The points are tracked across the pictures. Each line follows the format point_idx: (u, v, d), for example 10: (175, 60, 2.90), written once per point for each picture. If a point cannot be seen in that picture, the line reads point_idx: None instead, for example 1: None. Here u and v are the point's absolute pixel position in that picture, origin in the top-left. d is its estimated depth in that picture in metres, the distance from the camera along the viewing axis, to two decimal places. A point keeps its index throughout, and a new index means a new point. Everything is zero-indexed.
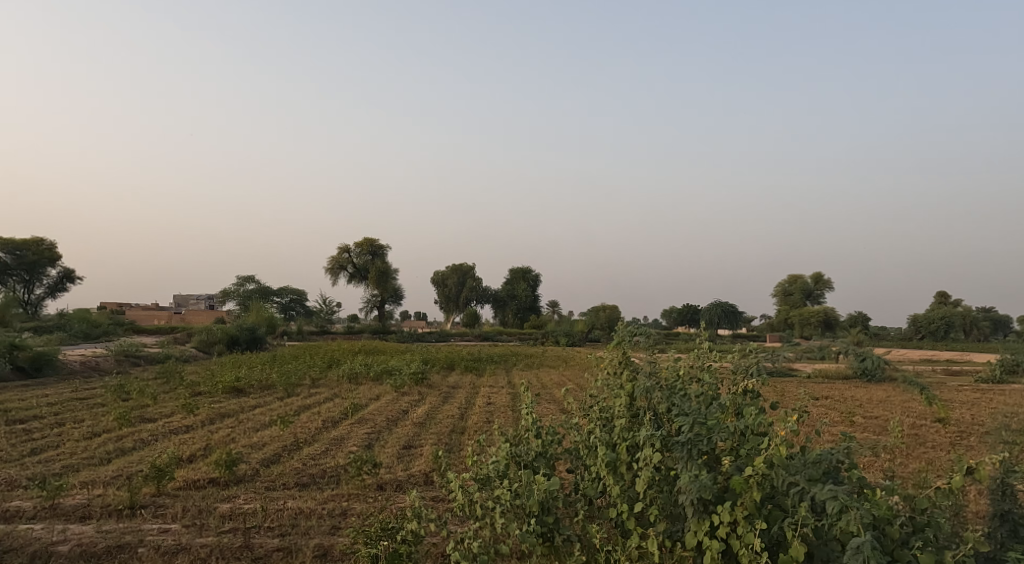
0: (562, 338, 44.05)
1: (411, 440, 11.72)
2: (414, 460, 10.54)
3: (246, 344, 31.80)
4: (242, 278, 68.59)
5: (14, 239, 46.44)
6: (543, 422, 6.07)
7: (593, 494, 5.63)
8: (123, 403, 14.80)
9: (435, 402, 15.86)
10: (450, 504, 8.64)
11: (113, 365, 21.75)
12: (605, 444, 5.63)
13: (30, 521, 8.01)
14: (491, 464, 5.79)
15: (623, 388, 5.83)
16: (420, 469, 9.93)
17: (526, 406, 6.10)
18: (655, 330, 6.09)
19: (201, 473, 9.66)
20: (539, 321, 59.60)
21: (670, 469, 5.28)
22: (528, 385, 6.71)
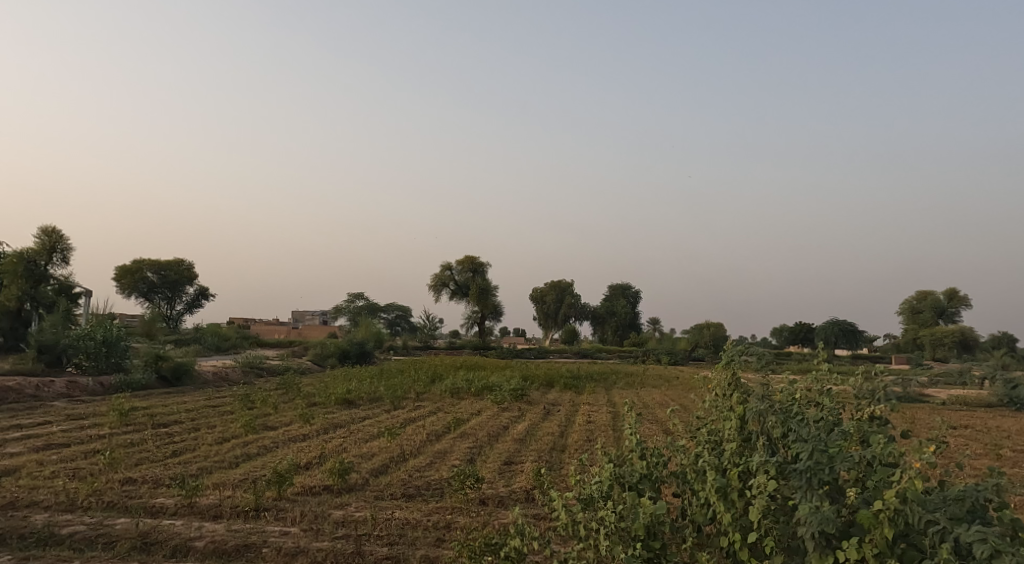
0: (664, 356, 43.12)
1: (513, 456, 11.82)
2: (515, 476, 10.60)
3: (356, 357, 33.03)
4: (352, 295, 71.34)
5: (160, 260, 50.67)
6: (648, 443, 6.00)
7: (702, 521, 5.49)
8: (248, 411, 15.73)
9: (535, 419, 15.92)
10: (551, 522, 8.64)
11: (240, 375, 23.17)
12: (714, 469, 5.48)
13: (171, 517, 8.64)
14: (594, 485, 5.75)
15: (733, 410, 5.67)
16: (521, 485, 9.98)
17: (629, 426, 6.04)
18: (767, 349, 5.84)
19: (317, 480, 10.11)
20: (641, 338, 58.61)
21: (787, 498, 5.09)
22: (631, 405, 6.58)
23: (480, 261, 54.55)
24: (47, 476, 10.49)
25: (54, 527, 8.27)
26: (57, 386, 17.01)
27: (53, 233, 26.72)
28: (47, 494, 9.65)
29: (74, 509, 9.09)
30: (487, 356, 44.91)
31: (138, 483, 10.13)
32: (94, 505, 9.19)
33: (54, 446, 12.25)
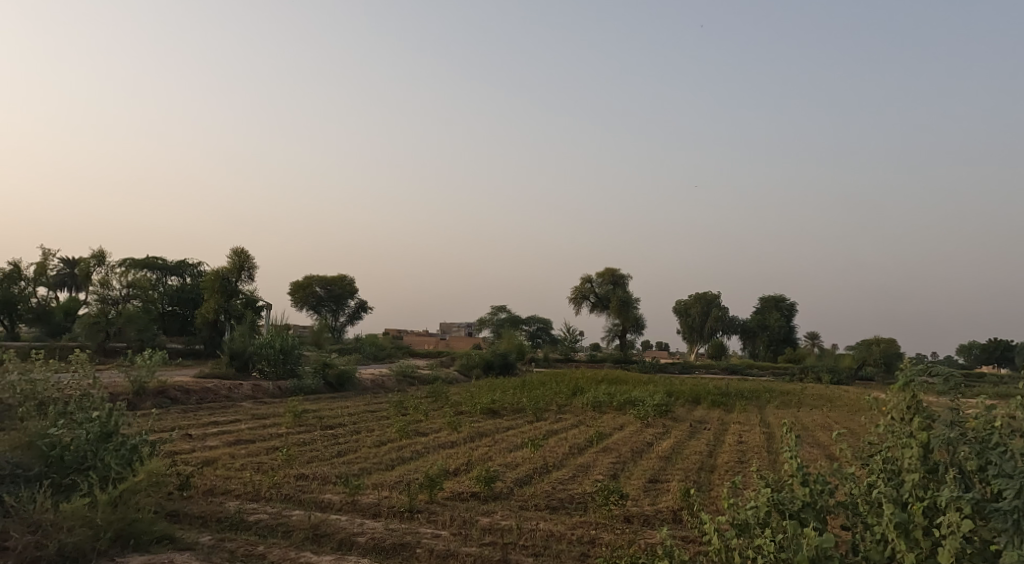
0: (826, 375, 40.72)
1: (658, 474, 11.65)
2: (660, 495, 10.45)
3: (500, 369, 33.74)
4: (496, 308, 72.95)
5: (325, 276, 54.69)
6: (811, 468, 5.72)
7: (878, 559, 5.14)
8: (402, 417, 16.56)
9: (681, 437, 15.58)
10: (701, 546, 8.39)
11: (394, 383, 24.37)
12: (893, 501, 5.18)
13: (337, 513, 9.30)
14: (749, 510, 5.56)
15: (915, 437, 5.25)
16: (667, 505, 9.81)
17: (788, 449, 5.78)
18: (955, 371, 5.35)
19: (464, 486, 10.47)
20: (797, 355, 55.50)
21: (986, 541, 4.75)
22: (789, 427, 6.31)
23: (621, 274, 54.16)
24: (236, 468, 11.62)
25: (242, 514, 9.17)
26: (243, 388, 18.79)
27: (241, 252, 29.54)
28: (236, 484, 10.72)
29: (258, 499, 10.02)
30: (631, 370, 44.32)
31: (309, 479, 10.97)
32: (274, 496, 10.07)
33: (241, 442, 13.54)
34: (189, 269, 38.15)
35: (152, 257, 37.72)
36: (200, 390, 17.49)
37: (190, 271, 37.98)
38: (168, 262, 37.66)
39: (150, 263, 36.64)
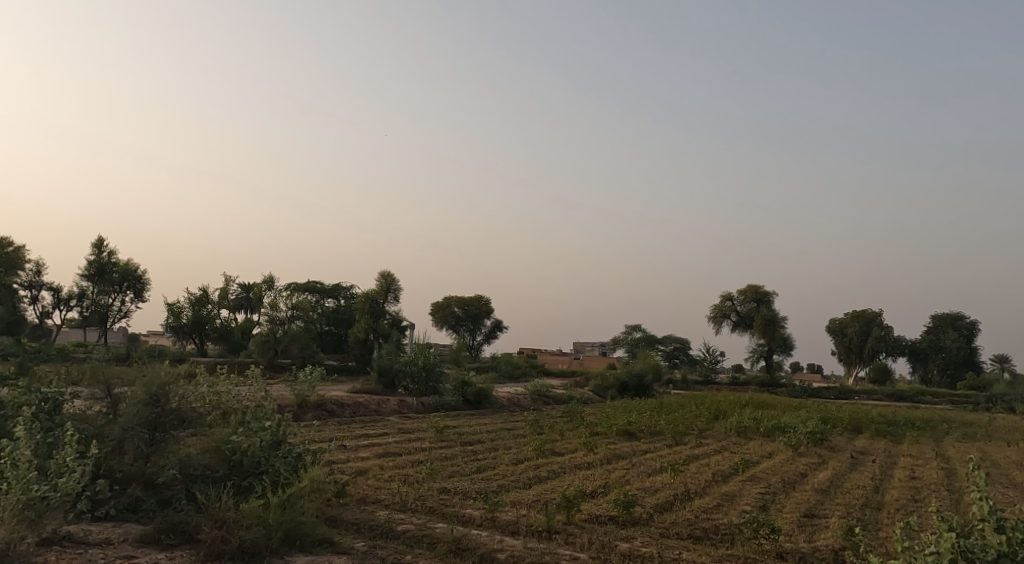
0: (1018, 405, 36.91)
1: (813, 509, 11.21)
2: (818, 531, 10.03)
3: (636, 390, 33.41)
4: (631, 327, 72.23)
5: (464, 296, 56.50)
6: (1008, 516, 5.30)
7: None
8: (538, 436, 16.89)
9: (839, 469, 14.80)
10: None
11: (530, 402, 24.79)
12: None
13: (478, 528, 9.69)
14: (929, 555, 5.18)
15: None
16: (827, 543, 9.37)
17: (979, 489, 5.41)
18: None
19: (602, 509, 10.53)
20: (981, 382, 50.80)
21: None
22: (979, 465, 5.89)
23: (765, 291, 52.05)
24: (385, 478, 12.39)
25: (391, 524, 9.79)
26: (391, 403, 19.89)
27: (388, 275, 31.79)
28: (385, 494, 11.45)
29: (405, 509, 10.65)
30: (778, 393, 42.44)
31: (451, 493, 11.50)
32: (420, 508, 10.67)
33: (390, 454, 14.39)
34: (343, 292, 40.74)
35: (311, 281, 40.69)
36: (353, 404, 18.73)
37: (344, 293, 40.56)
38: (325, 286, 40.51)
39: (309, 286, 39.59)
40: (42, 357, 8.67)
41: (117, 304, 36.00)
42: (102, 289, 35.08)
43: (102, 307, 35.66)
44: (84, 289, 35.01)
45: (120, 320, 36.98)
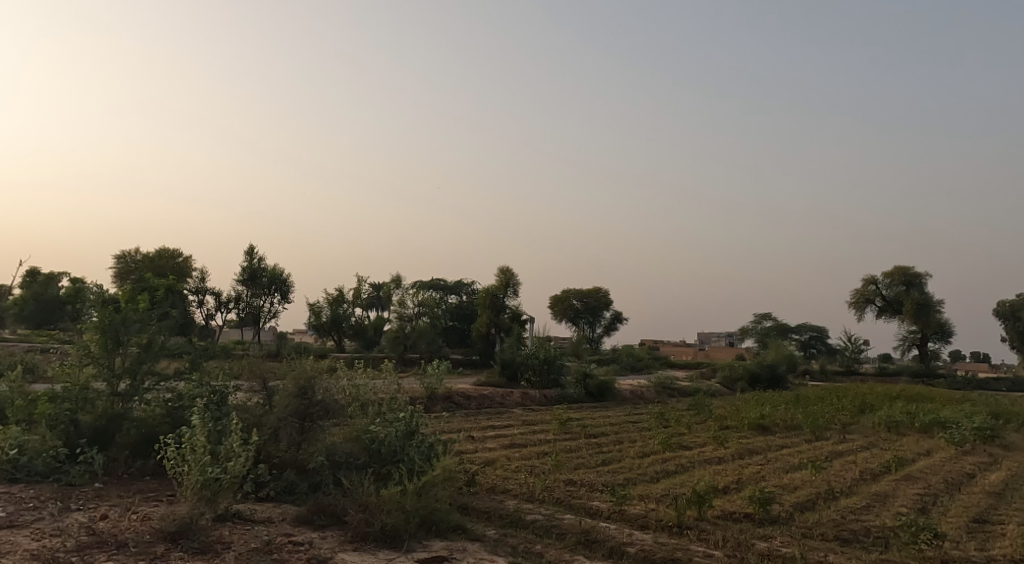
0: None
1: (985, 514, 10.52)
2: (990, 539, 9.40)
3: (768, 382, 32.37)
4: (760, 316, 69.67)
5: (582, 289, 56.59)
6: None
7: None
8: (664, 429, 16.73)
9: (1013, 470, 13.73)
10: None
11: (655, 394, 24.58)
12: None
13: (606, 521, 9.82)
14: None
15: None
16: (1002, 553, 8.79)
17: None
18: None
19: (737, 506, 10.33)
20: None
21: None
22: None
23: (916, 273, 48.80)
24: (512, 469, 12.77)
25: (520, 513, 10.12)
26: (514, 396, 20.37)
27: (507, 270, 32.42)
28: (513, 484, 11.81)
29: (533, 500, 10.95)
30: (935, 385, 39.62)
31: (578, 485, 11.69)
32: (547, 498, 10.94)
33: (514, 445, 14.79)
34: (465, 289, 41.91)
35: (435, 279, 42.08)
36: (479, 397, 19.33)
37: (466, 290, 41.71)
38: (447, 284, 41.82)
39: (433, 285, 41.02)
40: (209, 353, 9.56)
41: (267, 306, 38.61)
42: (252, 293, 37.81)
43: (254, 309, 38.38)
44: (240, 294, 37.83)
45: (270, 321, 39.67)
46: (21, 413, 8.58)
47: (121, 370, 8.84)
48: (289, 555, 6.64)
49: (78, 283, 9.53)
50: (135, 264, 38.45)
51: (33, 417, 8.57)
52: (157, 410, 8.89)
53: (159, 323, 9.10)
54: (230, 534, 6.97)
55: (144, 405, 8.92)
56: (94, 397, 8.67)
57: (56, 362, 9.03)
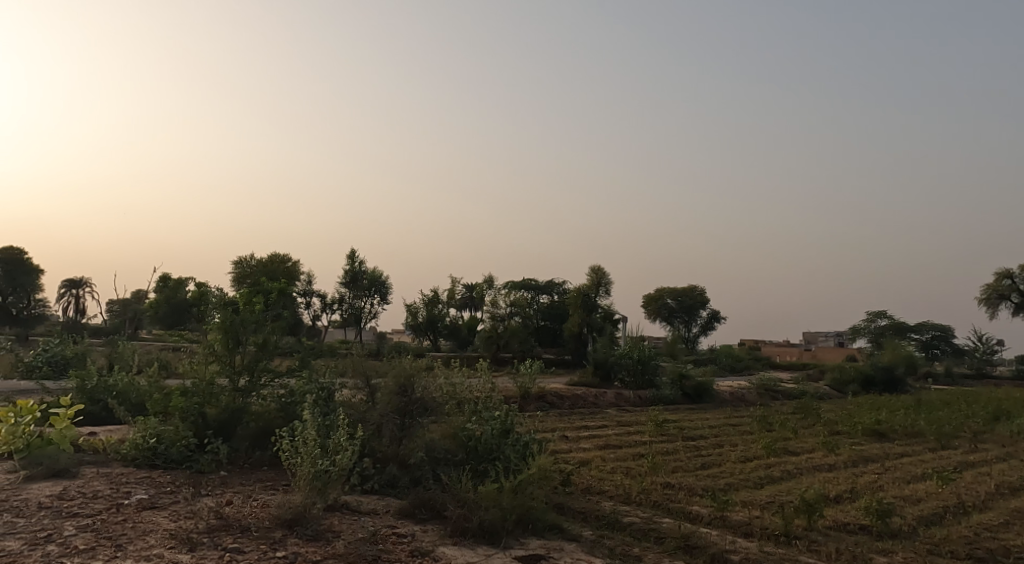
0: None
1: None
2: None
3: (884, 385, 30.71)
4: (874, 314, 66.16)
5: (676, 287, 55.54)
6: None
7: None
8: (768, 433, 16.09)
9: None
10: None
11: (757, 397, 23.73)
12: None
13: (707, 526, 9.54)
14: None
15: None
16: None
17: None
18: None
19: (851, 517, 9.80)
20: None
21: None
22: None
23: None
24: (608, 470, 12.61)
25: (617, 515, 9.98)
26: (608, 396, 20.14)
27: (599, 269, 32.09)
28: (609, 485, 11.65)
29: (629, 502, 10.77)
30: None
31: (676, 489, 11.40)
32: (645, 501, 10.73)
33: (610, 446, 14.60)
34: (556, 288, 41.82)
35: (527, 279, 42.15)
36: (572, 397, 19.23)
37: (558, 290, 41.63)
38: (538, 284, 41.82)
39: (524, 284, 41.12)
40: (316, 352, 9.94)
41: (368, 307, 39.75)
42: (352, 294, 39.06)
43: (355, 310, 39.64)
44: (343, 295, 39.16)
45: (371, 321, 40.85)
46: (158, 406, 9.11)
47: (241, 367, 9.28)
48: (394, 547, 6.77)
49: (202, 288, 10.01)
50: (250, 268, 40.49)
51: (168, 410, 9.09)
52: (272, 405, 9.28)
53: (273, 324, 9.52)
54: (340, 524, 7.18)
55: (260, 400, 9.31)
56: (219, 392, 9.06)
57: (185, 360, 9.60)
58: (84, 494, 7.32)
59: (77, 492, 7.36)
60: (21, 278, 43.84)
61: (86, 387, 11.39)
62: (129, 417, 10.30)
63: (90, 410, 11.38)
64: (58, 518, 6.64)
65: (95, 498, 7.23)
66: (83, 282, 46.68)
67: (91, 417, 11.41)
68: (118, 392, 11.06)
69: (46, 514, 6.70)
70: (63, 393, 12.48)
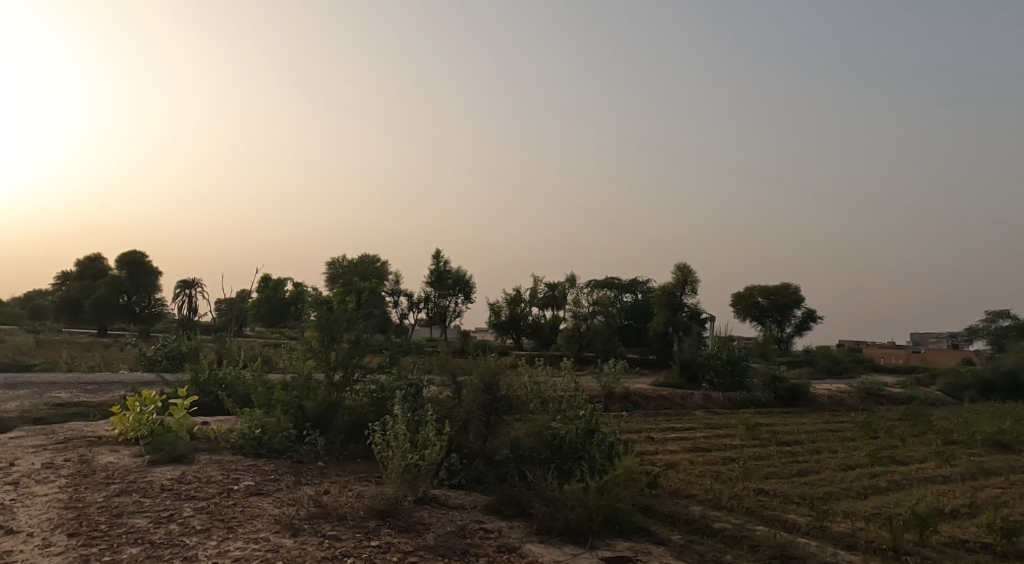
0: None
1: None
2: None
3: (1006, 392, 28.61)
4: (992, 315, 61.80)
5: (768, 286, 53.77)
6: None
7: None
8: (872, 441, 15.21)
9: None
10: None
11: (859, 402, 22.54)
12: None
13: (805, 536, 9.06)
14: None
15: None
16: None
17: None
18: None
19: (969, 534, 9.09)
20: None
21: None
22: None
23: None
24: (697, 473, 12.20)
25: (708, 520, 9.61)
26: (696, 398, 19.59)
27: (685, 266, 31.31)
28: (699, 489, 11.27)
29: (721, 507, 10.37)
30: None
31: (771, 496, 10.90)
32: (737, 507, 10.30)
33: (699, 449, 14.16)
34: (640, 287, 41.10)
35: (611, 278, 41.58)
36: (659, 397, 18.81)
37: (642, 289, 40.93)
38: (623, 282, 41.22)
39: (608, 283, 40.60)
40: (406, 349, 10.00)
41: (453, 307, 40.26)
42: (438, 294, 39.63)
43: (441, 309, 40.17)
44: (428, 295, 39.78)
45: (456, 320, 41.33)
46: (262, 398, 9.43)
47: (335, 363, 9.44)
48: (483, 541, 6.70)
49: (300, 287, 10.25)
50: (342, 269, 41.69)
51: (270, 402, 9.40)
52: (365, 399, 9.42)
53: (365, 322, 9.61)
54: (430, 516, 7.18)
55: (354, 395, 9.48)
56: (316, 386, 9.32)
57: (286, 356, 9.89)
58: (199, 478, 7.59)
59: (192, 476, 7.65)
60: (143, 279, 46.92)
61: (200, 379, 11.83)
62: (237, 408, 10.75)
63: (203, 401, 11.84)
64: (177, 499, 6.91)
65: (208, 483, 7.49)
66: (196, 282, 49.19)
67: (204, 408, 11.87)
68: (227, 385, 11.54)
69: (167, 495, 6.98)
70: (178, 385, 13.09)
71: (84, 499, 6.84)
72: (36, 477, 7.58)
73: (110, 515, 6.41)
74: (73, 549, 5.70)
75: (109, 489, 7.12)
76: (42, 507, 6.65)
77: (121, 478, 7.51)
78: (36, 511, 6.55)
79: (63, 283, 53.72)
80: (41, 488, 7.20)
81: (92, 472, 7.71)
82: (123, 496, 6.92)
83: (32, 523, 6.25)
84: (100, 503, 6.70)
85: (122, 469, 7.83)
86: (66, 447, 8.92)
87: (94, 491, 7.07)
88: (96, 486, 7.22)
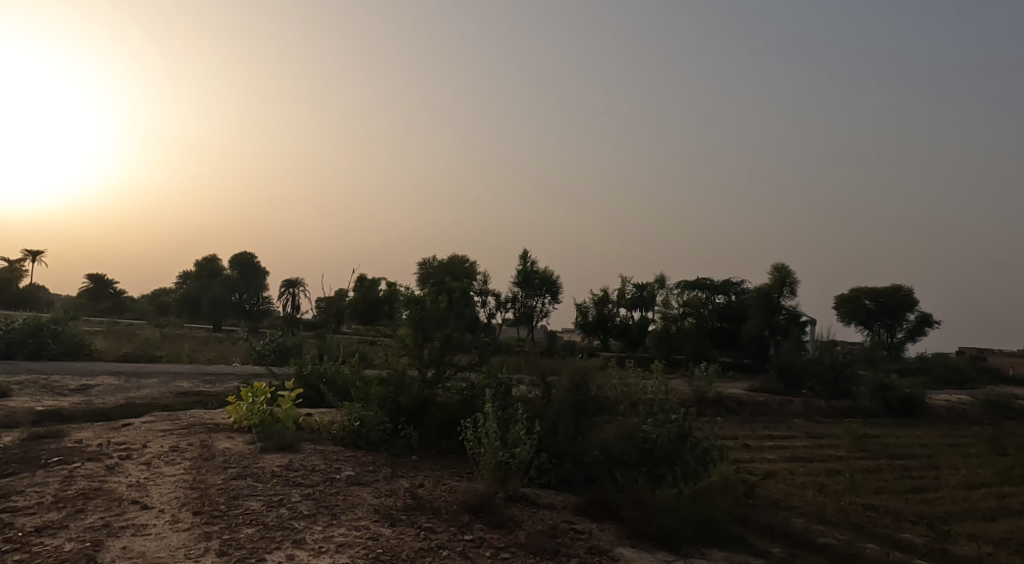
0: None
1: None
2: None
3: None
4: None
5: (876, 288, 51.17)
6: None
7: None
8: (998, 458, 14.04)
9: None
10: None
11: (981, 415, 20.94)
12: None
13: (922, 558, 8.40)
14: None
15: None
16: None
17: None
18: None
19: None
20: None
21: None
22: None
23: None
24: (799, 484, 11.59)
25: (814, 535, 9.07)
26: (797, 405, 18.72)
27: (783, 267, 30.10)
28: (802, 501, 10.68)
29: (826, 521, 9.77)
30: None
31: (882, 512, 10.21)
32: (844, 523, 9.68)
33: (802, 458, 13.48)
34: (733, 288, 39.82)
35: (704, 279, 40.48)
36: (756, 403, 18.09)
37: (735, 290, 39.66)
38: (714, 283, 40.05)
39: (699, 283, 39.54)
40: (496, 348, 9.90)
41: (540, 307, 40.23)
42: (526, 294, 39.72)
43: (528, 309, 40.21)
44: (516, 295, 39.93)
45: (542, 320, 41.34)
46: (360, 392, 9.55)
47: (427, 359, 9.46)
48: (575, 542, 6.51)
49: (393, 287, 10.31)
50: (434, 269, 42.42)
51: (367, 396, 9.51)
52: (455, 397, 9.38)
53: (457, 320, 9.56)
54: (522, 514, 7.04)
55: (446, 391, 9.47)
56: (410, 382, 9.37)
57: (381, 352, 9.98)
58: (305, 467, 7.73)
59: (299, 464, 7.80)
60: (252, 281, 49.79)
61: (304, 372, 12.16)
62: (338, 402, 10.96)
63: (306, 394, 12.18)
64: (287, 485, 7.05)
65: (313, 471, 7.62)
66: (297, 282, 51.00)
67: (308, 400, 12.20)
68: (327, 379, 11.80)
69: (278, 481, 7.14)
70: (285, 377, 13.53)
71: (206, 480, 7.08)
72: (165, 458, 7.92)
73: (229, 497, 6.60)
74: (197, 526, 5.89)
75: (227, 472, 7.34)
76: (170, 486, 6.92)
77: (237, 463, 7.74)
78: (165, 489, 6.83)
79: (184, 281, 57.08)
80: (169, 469, 7.50)
81: (212, 456, 8.00)
82: (240, 480, 7.12)
83: (163, 500, 6.51)
84: (220, 485, 6.92)
85: (238, 455, 8.09)
86: (189, 432, 9.32)
87: (214, 473, 7.31)
88: (216, 469, 7.47)
